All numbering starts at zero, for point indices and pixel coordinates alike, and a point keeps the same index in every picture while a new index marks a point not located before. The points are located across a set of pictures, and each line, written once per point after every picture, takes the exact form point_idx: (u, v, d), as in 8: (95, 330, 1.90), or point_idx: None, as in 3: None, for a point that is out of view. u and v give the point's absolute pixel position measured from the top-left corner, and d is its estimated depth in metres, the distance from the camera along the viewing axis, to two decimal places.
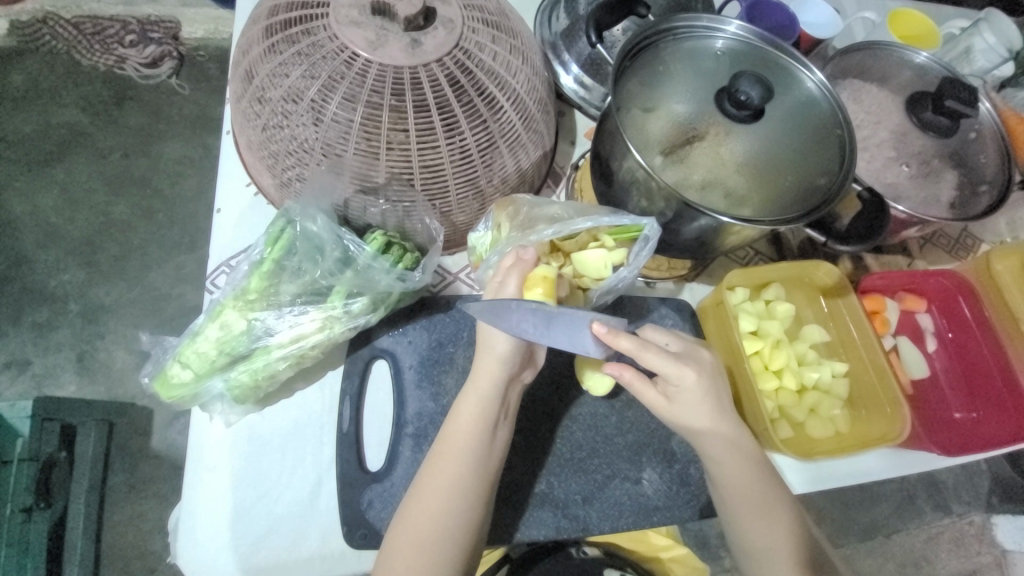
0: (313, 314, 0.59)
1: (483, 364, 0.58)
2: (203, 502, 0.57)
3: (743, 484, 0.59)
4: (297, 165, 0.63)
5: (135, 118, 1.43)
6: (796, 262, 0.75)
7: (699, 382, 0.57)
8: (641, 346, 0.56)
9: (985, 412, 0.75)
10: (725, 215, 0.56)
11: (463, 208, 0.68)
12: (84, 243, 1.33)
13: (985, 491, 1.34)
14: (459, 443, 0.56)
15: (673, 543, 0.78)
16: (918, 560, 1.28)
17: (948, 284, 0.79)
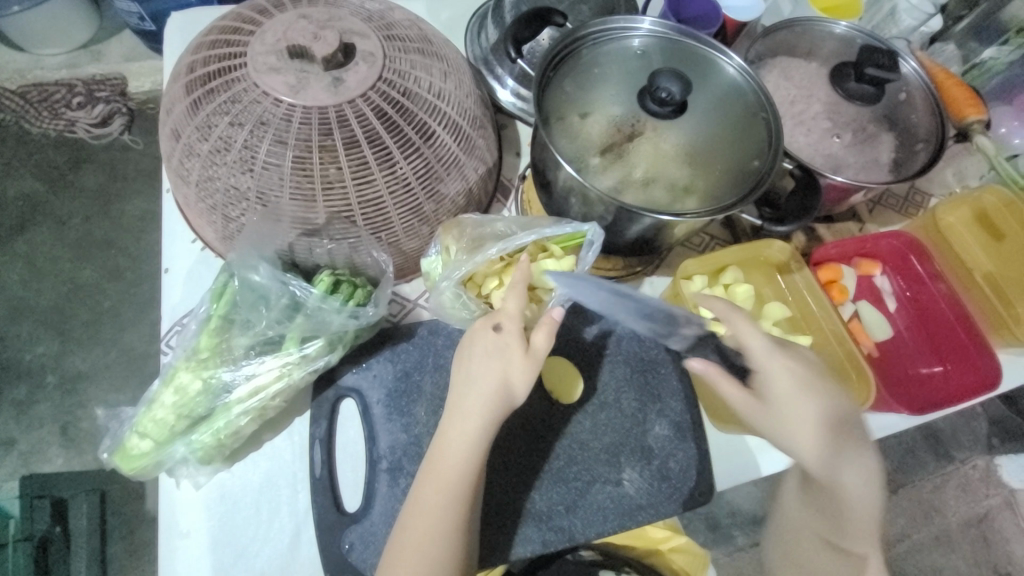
0: (269, 364, 0.59)
1: (475, 387, 0.56)
2: (182, 569, 0.57)
3: (843, 501, 0.58)
4: (236, 216, 0.63)
5: (92, 180, 1.41)
6: (746, 244, 0.77)
7: (794, 373, 0.58)
8: (739, 317, 0.60)
9: (953, 363, 0.76)
10: (663, 214, 0.56)
11: (410, 236, 0.68)
12: (55, 312, 1.31)
13: (985, 434, 1.36)
14: (444, 475, 0.54)
15: (672, 536, 0.78)
16: (927, 510, 1.30)
17: (898, 244, 0.81)
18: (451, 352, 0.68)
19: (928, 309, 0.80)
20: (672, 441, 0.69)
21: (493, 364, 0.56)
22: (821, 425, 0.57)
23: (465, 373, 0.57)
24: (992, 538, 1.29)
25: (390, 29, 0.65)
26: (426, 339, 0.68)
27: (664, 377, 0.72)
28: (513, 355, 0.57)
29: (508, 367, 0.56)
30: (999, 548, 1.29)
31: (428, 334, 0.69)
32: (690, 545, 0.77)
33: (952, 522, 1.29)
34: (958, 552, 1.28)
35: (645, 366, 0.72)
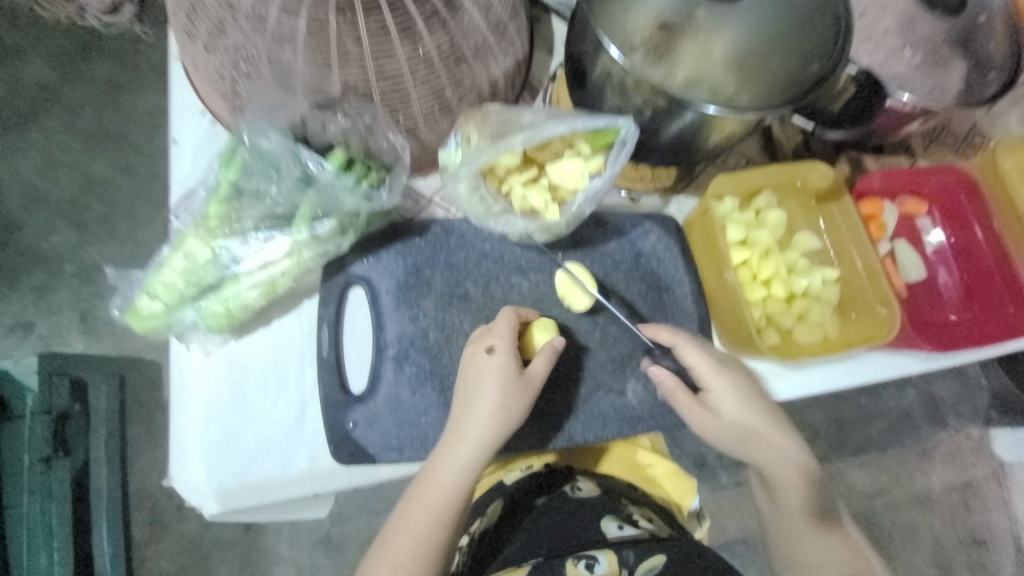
0: (280, 241, 0.57)
1: (474, 419, 0.57)
2: (192, 428, 0.59)
3: (793, 487, 0.67)
4: (239, 81, 0.56)
5: (102, 69, 1.33)
6: (786, 165, 0.71)
7: (736, 386, 0.64)
8: (680, 340, 0.64)
9: (984, 310, 0.73)
10: (712, 104, 0.51)
11: (430, 124, 0.62)
12: (70, 204, 1.30)
13: (985, 406, 1.33)
14: (440, 490, 0.57)
15: (659, 461, 0.76)
16: (912, 471, 1.31)
17: (948, 182, 0.75)
18: (463, 252, 0.66)
19: (968, 253, 0.76)
20: None
21: (496, 399, 0.57)
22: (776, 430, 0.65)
23: (464, 401, 0.58)
24: (972, 502, 1.31)
25: None
26: (439, 237, 0.66)
27: (680, 297, 0.70)
28: (510, 391, 0.58)
29: (512, 407, 0.58)
30: (976, 513, 1.31)
31: (441, 232, 0.66)
32: (678, 470, 0.76)
33: (935, 484, 1.31)
34: (935, 512, 1.30)
35: (661, 286, 0.70)
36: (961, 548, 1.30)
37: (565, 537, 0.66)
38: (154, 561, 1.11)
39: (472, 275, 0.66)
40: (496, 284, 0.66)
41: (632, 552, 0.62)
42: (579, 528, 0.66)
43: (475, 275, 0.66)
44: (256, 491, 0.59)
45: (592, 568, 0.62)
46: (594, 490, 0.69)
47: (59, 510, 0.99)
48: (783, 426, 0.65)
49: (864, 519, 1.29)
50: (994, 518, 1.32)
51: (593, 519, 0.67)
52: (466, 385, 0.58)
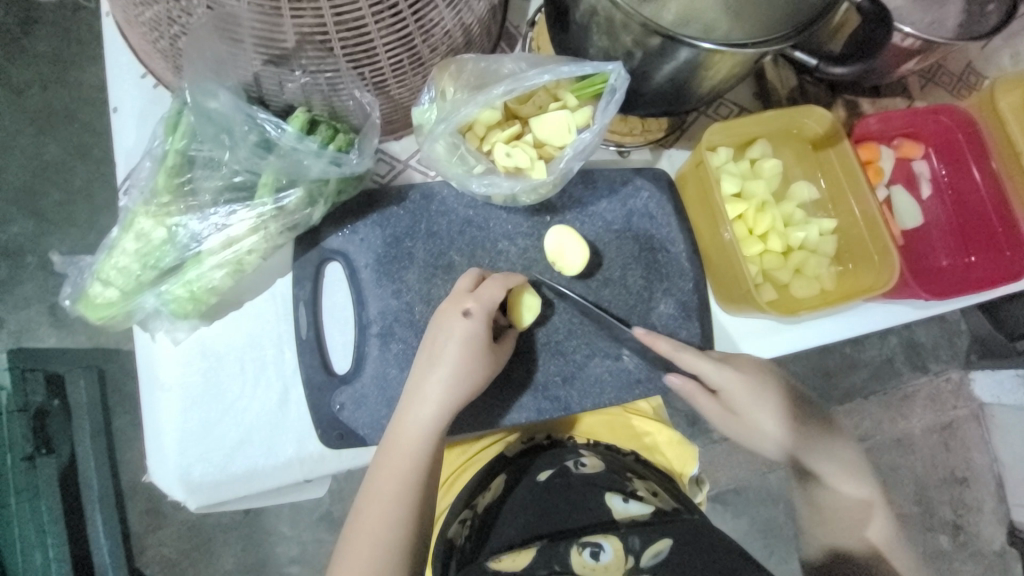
0: (243, 215, 0.53)
1: (439, 390, 0.54)
2: (167, 421, 0.56)
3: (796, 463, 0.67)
4: (174, 30, 0.48)
5: (44, 43, 1.10)
6: (784, 110, 0.68)
7: (743, 378, 0.63)
8: (678, 348, 0.61)
9: (977, 253, 0.72)
10: (707, 40, 0.46)
11: (400, 80, 0.55)
12: (25, 193, 1.09)
13: (964, 350, 1.36)
14: (410, 447, 0.53)
15: (659, 430, 0.79)
16: (893, 415, 1.34)
17: (947, 122, 0.72)
18: (445, 219, 0.62)
19: (964, 197, 0.74)
20: (674, 322, 0.66)
21: (465, 354, 0.54)
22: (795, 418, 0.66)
23: (430, 355, 0.55)
24: (952, 443, 1.36)
25: None
26: (419, 204, 0.62)
27: (674, 256, 0.67)
28: (479, 348, 0.55)
29: (480, 362, 0.55)
30: (955, 452, 1.36)
31: (421, 199, 0.62)
32: (680, 438, 0.78)
33: (916, 427, 1.34)
34: (916, 453, 1.35)
35: (655, 245, 0.67)
36: (941, 486, 1.36)
37: (572, 515, 0.65)
38: (156, 549, 1.07)
39: (456, 243, 0.62)
40: (483, 251, 0.63)
41: (638, 537, 0.63)
42: (584, 506, 0.66)
43: (459, 243, 0.62)
44: (241, 481, 0.56)
45: (597, 556, 0.62)
46: (599, 466, 0.71)
47: (47, 508, 0.95)
48: (767, 416, 0.65)
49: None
50: (972, 456, 1.37)
51: (598, 497, 0.67)
52: (435, 346, 0.55)
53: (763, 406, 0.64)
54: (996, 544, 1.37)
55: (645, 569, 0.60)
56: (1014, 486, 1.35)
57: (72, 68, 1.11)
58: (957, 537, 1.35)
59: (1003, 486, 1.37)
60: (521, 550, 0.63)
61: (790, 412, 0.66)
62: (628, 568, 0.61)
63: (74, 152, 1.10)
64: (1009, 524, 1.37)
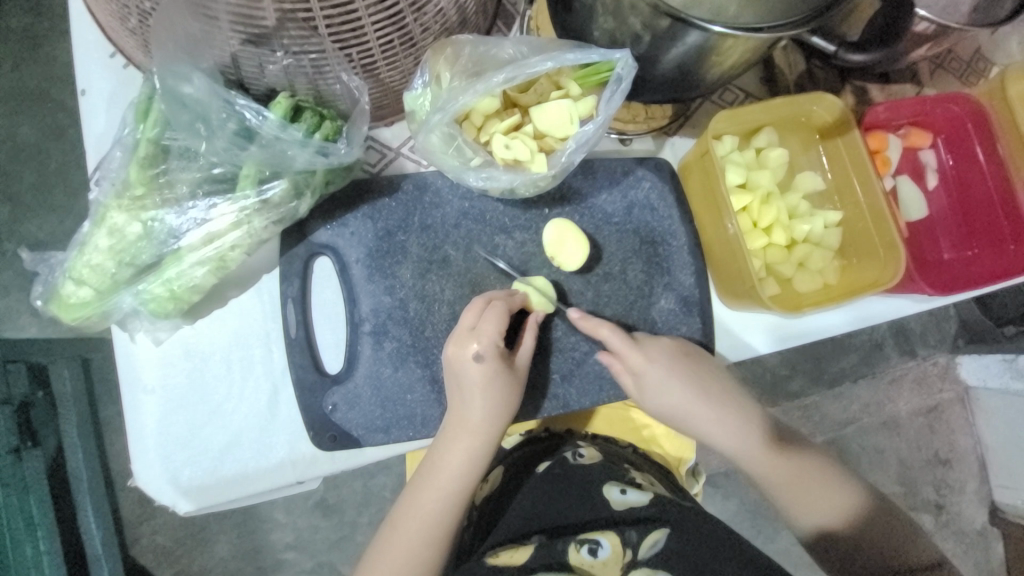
0: (225, 208, 0.50)
1: (463, 438, 0.54)
2: (152, 424, 0.54)
3: (738, 438, 0.65)
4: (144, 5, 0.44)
5: (10, 14, 1.03)
6: (792, 98, 0.65)
7: (659, 364, 0.60)
8: (601, 326, 0.59)
9: (982, 248, 0.71)
10: (718, 23, 0.43)
11: (391, 63, 0.51)
12: None
13: (952, 334, 1.37)
14: (439, 488, 0.55)
15: (658, 422, 0.78)
16: (882, 400, 1.36)
17: (957, 112, 0.70)
18: (441, 210, 0.59)
19: (970, 189, 0.72)
20: (673, 318, 0.65)
21: (490, 402, 0.54)
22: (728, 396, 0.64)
23: (456, 405, 0.54)
24: (938, 426, 1.38)
25: None
26: (412, 195, 0.59)
27: (675, 250, 0.65)
28: (502, 391, 0.55)
29: (507, 406, 0.55)
30: (941, 436, 1.39)
31: (414, 189, 0.59)
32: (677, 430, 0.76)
33: (903, 410, 1.36)
34: (904, 437, 1.37)
35: (656, 238, 0.65)
36: (926, 468, 1.39)
37: (572, 508, 0.65)
38: (149, 538, 1.07)
39: (452, 237, 0.60)
40: (478, 245, 0.60)
41: (635, 531, 0.62)
42: (581, 498, 0.66)
43: (454, 236, 0.60)
44: (231, 484, 0.54)
45: (595, 553, 0.61)
46: (596, 458, 0.70)
47: (38, 501, 0.91)
48: (695, 398, 0.62)
49: (839, 447, 1.35)
50: (958, 440, 1.40)
51: (596, 488, 0.66)
52: (456, 392, 0.55)
53: (684, 390, 0.61)
54: (976, 523, 1.41)
55: (643, 561, 0.60)
56: (997, 468, 1.38)
57: (40, 41, 1.04)
58: (939, 516, 1.39)
59: (986, 468, 1.41)
60: (518, 547, 0.62)
61: (722, 385, 0.63)
62: (626, 562, 0.61)
63: (46, 133, 1.04)
64: (990, 504, 1.41)
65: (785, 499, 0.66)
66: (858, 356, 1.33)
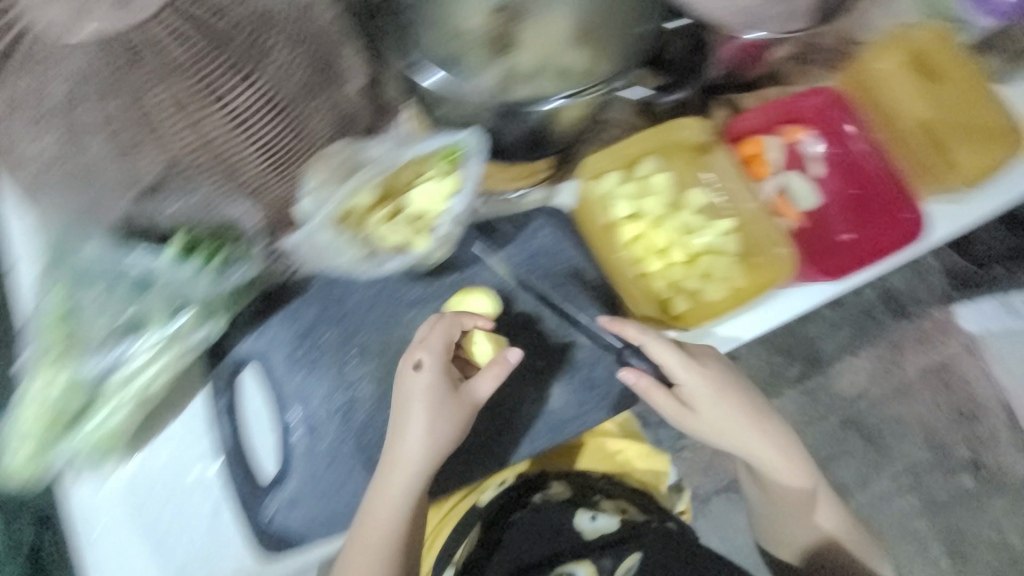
0: (136, 349, 0.55)
1: (399, 472, 0.56)
2: (107, 563, 0.56)
3: (780, 465, 0.73)
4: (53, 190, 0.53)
5: None
6: (654, 128, 0.71)
7: (710, 380, 0.66)
8: (643, 338, 0.63)
9: (878, 222, 0.74)
10: None
11: (276, 183, 0.58)
12: None
13: (941, 286, 1.36)
14: (382, 520, 0.56)
15: (629, 445, 0.81)
16: (887, 366, 1.34)
17: (819, 104, 0.75)
18: (355, 297, 0.63)
19: (854, 171, 0.76)
20: (595, 354, 0.67)
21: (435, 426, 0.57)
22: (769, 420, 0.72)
23: (396, 436, 0.57)
24: (952, 381, 1.35)
25: None
26: (323, 291, 0.63)
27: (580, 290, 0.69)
28: (441, 408, 0.57)
29: (446, 425, 0.57)
30: (958, 392, 1.35)
31: (324, 286, 0.63)
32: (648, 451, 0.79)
33: (911, 373, 1.34)
34: (918, 400, 1.34)
35: (563, 281, 0.69)
36: (951, 428, 1.34)
37: (548, 545, 0.69)
38: None
39: (367, 322, 0.63)
40: (393, 325, 0.64)
41: (610, 558, 0.68)
42: (556, 534, 0.70)
43: (369, 321, 0.63)
44: None
45: None
46: (565, 492, 0.73)
47: None
48: (745, 414, 0.69)
49: (854, 424, 1.33)
50: (977, 392, 1.35)
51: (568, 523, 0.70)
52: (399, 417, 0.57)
53: (732, 406, 0.68)
54: (1023, 474, 1.34)
55: None
56: None
57: None
58: (980, 475, 1.34)
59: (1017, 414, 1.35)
60: None
61: (764, 412, 0.72)
62: None
63: None
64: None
65: (780, 523, 0.81)
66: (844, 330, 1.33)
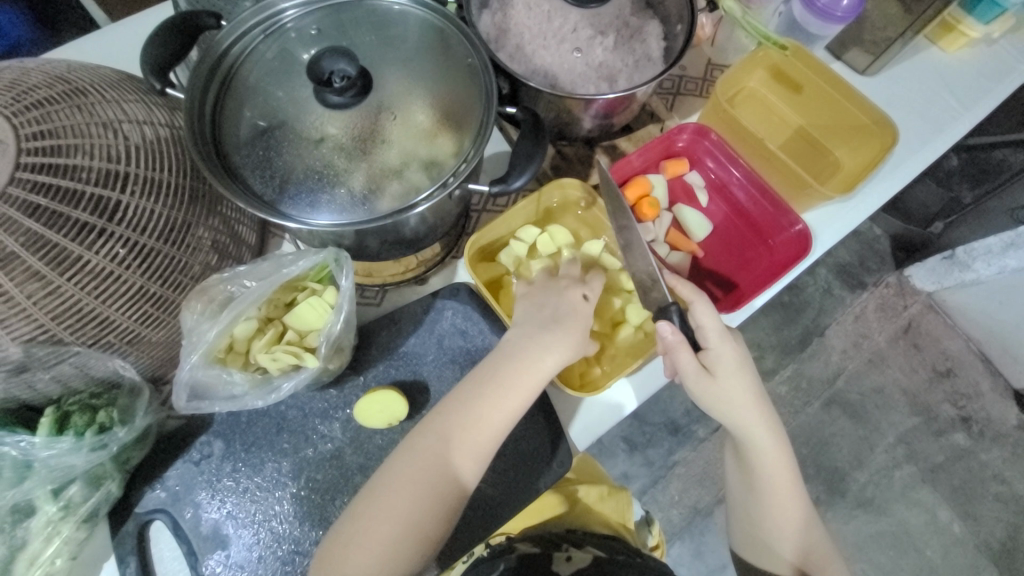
0: (34, 529, 0.55)
1: (427, 455, 0.56)
2: None
3: (771, 456, 0.64)
4: None
5: None
6: (536, 192, 0.73)
7: (735, 351, 0.62)
8: (695, 298, 0.63)
9: (771, 239, 0.76)
10: (415, 202, 0.55)
11: (153, 326, 0.57)
12: None
13: (889, 252, 1.40)
14: (404, 496, 0.55)
15: (590, 488, 0.83)
16: (856, 339, 1.35)
17: (691, 136, 0.78)
18: (261, 423, 0.62)
19: (736, 194, 0.79)
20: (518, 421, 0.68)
21: (493, 404, 0.58)
22: (764, 406, 0.64)
23: (494, 385, 0.59)
24: (920, 341, 1.37)
25: (21, 98, 0.51)
26: (227, 423, 0.62)
27: None
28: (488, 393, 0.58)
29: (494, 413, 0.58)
30: (928, 349, 1.37)
31: (229, 417, 0.62)
32: (608, 489, 0.84)
33: (880, 341, 1.36)
34: (893, 366, 1.35)
35: (474, 358, 0.68)
36: (931, 388, 1.35)
37: None
38: None
39: (277, 444, 0.62)
40: (306, 440, 0.62)
41: None
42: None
43: (280, 443, 0.62)
44: None
45: None
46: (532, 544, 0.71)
47: None
48: (754, 396, 0.63)
49: (838, 403, 1.33)
50: (946, 345, 1.37)
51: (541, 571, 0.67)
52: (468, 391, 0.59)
53: (741, 386, 0.62)
54: (1012, 420, 1.34)
55: None
56: (999, 357, 1.34)
57: None
58: (970, 430, 1.33)
59: (991, 361, 1.37)
60: None
61: (766, 401, 0.65)
62: None
63: None
64: (1014, 395, 1.35)
65: (769, 536, 0.67)
66: (804, 313, 1.36)
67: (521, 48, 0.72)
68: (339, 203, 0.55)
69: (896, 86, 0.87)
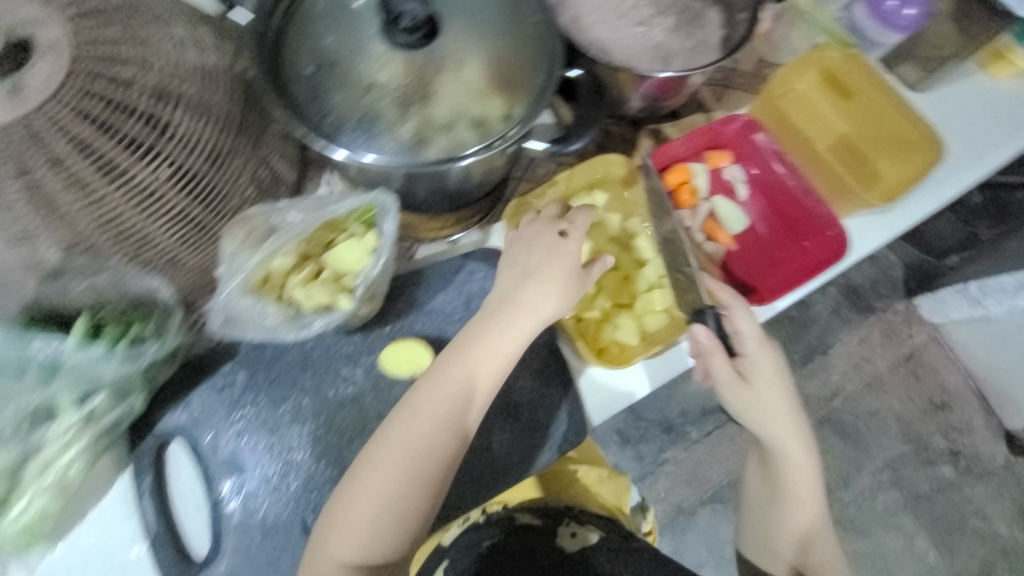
0: (51, 436, 0.55)
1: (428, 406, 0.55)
2: None
3: (795, 465, 0.66)
4: None
5: None
6: (579, 167, 0.73)
7: (773, 360, 0.64)
8: (735, 303, 0.63)
9: (811, 238, 0.76)
10: (466, 153, 0.55)
11: (191, 250, 0.58)
12: None
13: (901, 280, 1.38)
14: (403, 450, 0.54)
15: (591, 470, 0.84)
16: (857, 362, 1.35)
17: (739, 128, 0.78)
18: (284, 360, 0.62)
19: (778, 190, 0.79)
20: (538, 390, 0.68)
21: (488, 356, 0.57)
22: (797, 417, 0.65)
23: (497, 335, 0.58)
24: (920, 371, 1.37)
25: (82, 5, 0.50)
26: (252, 355, 0.62)
27: None
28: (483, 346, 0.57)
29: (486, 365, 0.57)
30: (928, 380, 1.37)
31: (253, 350, 0.62)
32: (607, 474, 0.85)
33: (881, 367, 1.36)
34: (891, 392, 1.36)
35: None
36: (925, 418, 1.36)
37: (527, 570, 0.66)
38: None
39: (299, 383, 0.62)
40: (327, 383, 0.62)
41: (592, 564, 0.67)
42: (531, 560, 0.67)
43: (301, 382, 0.62)
44: None
45: None
46: (534, 517, 0.71)
47: None
48: (788, 406, 0.65)
49: (832, 422, 1.34)
50: (944, 378, 1.38)
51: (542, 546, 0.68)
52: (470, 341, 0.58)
53: (774, 394, 0.64)
54: (999, 458, 1.36)
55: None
56: (994, 396, 1.34)
57: None
58: (957, 463, 1.34)
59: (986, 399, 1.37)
60: None
61: (799, 413, 0.66)
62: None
63: None
64: (1005, 434, 1.36)
65: (780, 544, 0.68)
66: (814, 329, 1.34)
67: (579, 18, 0.70)
68: (391, 146, 0.54)
69: (954, 100, 0.85)
